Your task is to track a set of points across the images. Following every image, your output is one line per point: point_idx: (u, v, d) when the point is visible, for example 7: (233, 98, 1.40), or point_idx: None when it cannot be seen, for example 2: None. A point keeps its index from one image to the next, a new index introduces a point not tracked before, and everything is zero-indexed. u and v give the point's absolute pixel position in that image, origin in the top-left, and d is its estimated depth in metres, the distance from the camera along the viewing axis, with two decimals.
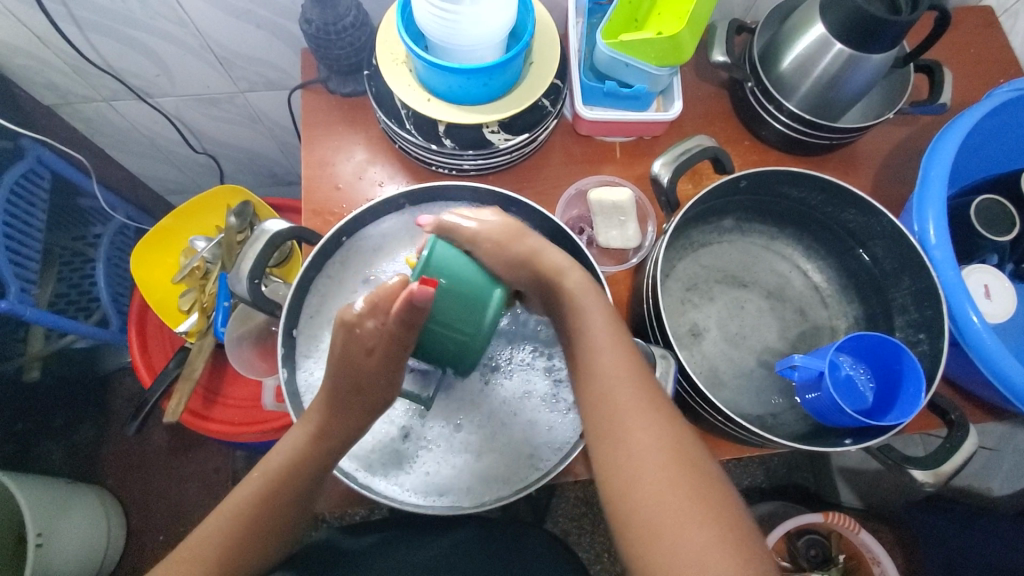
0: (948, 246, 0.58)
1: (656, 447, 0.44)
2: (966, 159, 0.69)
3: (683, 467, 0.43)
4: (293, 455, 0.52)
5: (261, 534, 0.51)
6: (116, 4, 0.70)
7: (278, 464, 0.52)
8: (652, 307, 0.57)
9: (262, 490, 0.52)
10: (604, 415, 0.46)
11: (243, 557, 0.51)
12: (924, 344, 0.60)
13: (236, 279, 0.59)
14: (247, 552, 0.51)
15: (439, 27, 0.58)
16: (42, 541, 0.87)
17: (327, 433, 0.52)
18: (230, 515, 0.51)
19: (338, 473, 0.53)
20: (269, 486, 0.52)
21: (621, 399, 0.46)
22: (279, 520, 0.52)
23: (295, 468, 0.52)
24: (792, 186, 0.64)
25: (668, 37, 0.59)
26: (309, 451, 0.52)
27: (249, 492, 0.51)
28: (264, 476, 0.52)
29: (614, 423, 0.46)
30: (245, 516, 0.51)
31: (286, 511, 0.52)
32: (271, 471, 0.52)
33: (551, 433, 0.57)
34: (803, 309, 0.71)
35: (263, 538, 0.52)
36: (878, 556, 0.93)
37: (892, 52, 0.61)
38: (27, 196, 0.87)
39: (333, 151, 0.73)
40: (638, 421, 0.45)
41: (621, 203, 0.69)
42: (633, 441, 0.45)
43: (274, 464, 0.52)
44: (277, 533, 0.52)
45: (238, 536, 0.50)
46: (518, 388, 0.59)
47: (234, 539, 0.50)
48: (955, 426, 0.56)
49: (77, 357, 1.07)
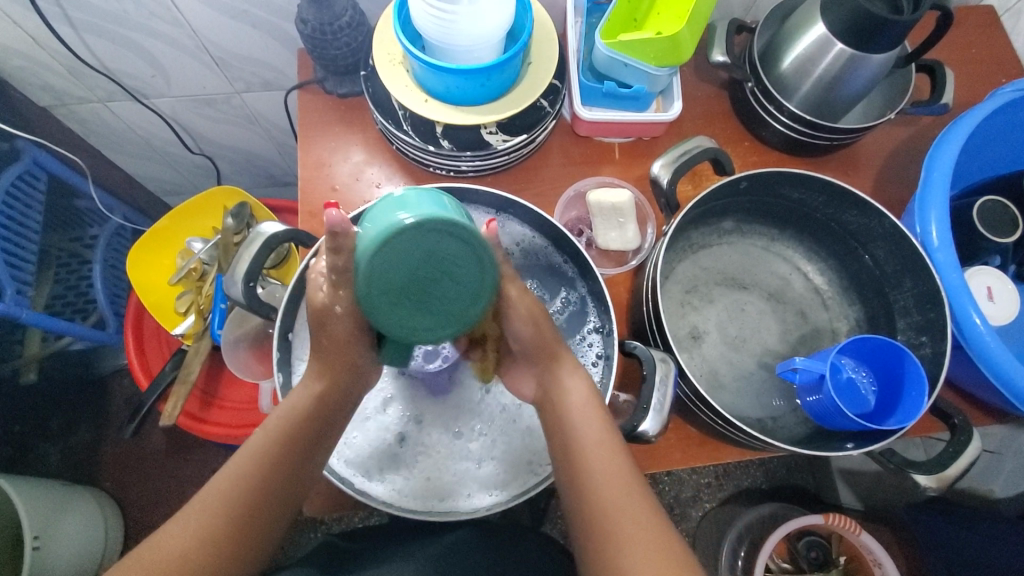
0: (951, 248, 0.57)
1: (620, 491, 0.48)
2: (968, 159, 0.69)
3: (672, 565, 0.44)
4: (299, 411, 0.51)
5: (271, 497, 0.49)
6: (110, 4, 0.70)
7: (278, 426, 0.50)
8: (652, 310, 0.56)
9: (265, 449, 0.49)
10: (592, 513, 0.48)
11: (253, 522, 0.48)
12: (926, 347, 0.60)
13: (230, 282, 0.58)
14: (256, 516, 0.48)
15: (436, 28, 0.57)
16: (38, 545, 0.86)
17: (327, 388, 0.52)
18: (235, 479, 0.48)
19: (331, 475, 0.54)
20: (272, 452, 0.49)
21: (606, 493, 0.48)
22: (285, 488, 0.50)
23: (298, 422, 0.50)
24: (792, 188, 0.64)
25: (667, 37, 0.58)
26: (310, 409, 0.51)
27: (254, 455, 0.49)
28: (266, 437, 0.50)
29: (605, 524, 0.47)
30: (253, 479, 0.48)
31: (292, 470, 0.50)
32: (273, 433, 0.50)
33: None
34: (804, 311, 0.70)
35: (272, 499, 0.49)
36: (880, 558, 0.91)
37: (894, 52, 0.60)
38: (23, 197, 0.86)
39: (329, 152, 0.73)
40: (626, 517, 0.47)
41: (619, 205, 0.68)
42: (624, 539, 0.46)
43: (276, 422, 0.50)
44: (285, 497, 0.50)
45: (248, 499, 0.48)
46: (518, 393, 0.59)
47: (240, 500, 0.47)
48: (958, 431, 0.55)
49: (74, 359, 1.07)
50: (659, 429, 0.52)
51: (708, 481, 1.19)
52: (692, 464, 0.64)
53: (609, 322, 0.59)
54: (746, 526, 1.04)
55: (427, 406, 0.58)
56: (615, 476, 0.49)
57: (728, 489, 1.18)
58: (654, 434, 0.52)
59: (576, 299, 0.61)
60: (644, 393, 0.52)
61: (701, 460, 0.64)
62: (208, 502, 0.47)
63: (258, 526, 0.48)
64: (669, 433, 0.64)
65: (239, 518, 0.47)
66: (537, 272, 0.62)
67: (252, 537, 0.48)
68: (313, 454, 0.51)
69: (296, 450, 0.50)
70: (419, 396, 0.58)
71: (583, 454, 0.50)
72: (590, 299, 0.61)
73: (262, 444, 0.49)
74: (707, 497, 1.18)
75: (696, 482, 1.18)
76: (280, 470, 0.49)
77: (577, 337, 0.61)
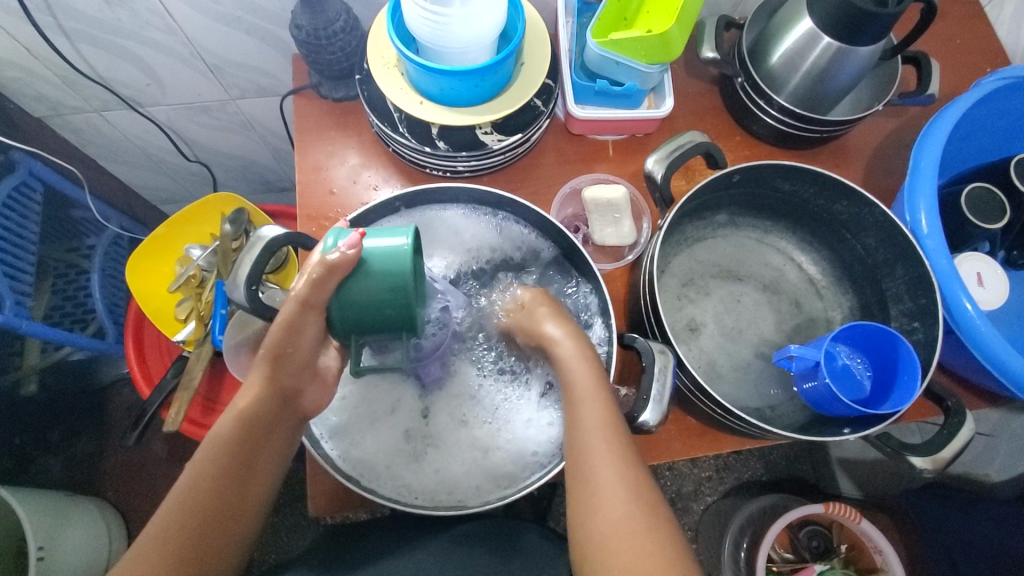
0: (940, 236, 0.59)
1: (601, 420, 0.49)
2: (956, 148, 0.70)
3: (640, 513, 0.46)
4: (226, 433, 0.49)
5: (216, 516, 0.47)
6: (103, 13, 0.70)
7: (206, 458, 0.48)
8: (650, 304, 0.57)
9: (198, 474, 0.48)
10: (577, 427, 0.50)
11: (208, 540, 0.47)
12: (918, 333, 0.61)
13: (232, 286, 0.58)
14: (208, 536, 0.47)
15: (430, 31, 0.59)
16: (43, 555, 0.87)
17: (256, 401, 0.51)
18: (171, 512, 0.47)
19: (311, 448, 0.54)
20: (207, 476, 0.48)
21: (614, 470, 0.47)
22: (227, 505, 0.48)
23: (224, 445, 0.49)
24: (785, 180, 0.65)
25: (658, 35, 0.60)
26: (236, 430, 0.49)
27: (192, 483, 0.48)
28: (195, 484, 0.48)
29: (583, 461, 0.48)
30: (191, 507, 0.47)
31: (226, 489, 0.48)
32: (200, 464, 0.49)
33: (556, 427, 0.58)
34: (798, 301, 0.71)
35: (219, 517, 0.48)
36: (879, 544, 0.92)
37: (880, 44, 0.61)
38: (19, 208, 0.87)
39: (327, 155, 0.73)
40: (609, 470, 0.47)
41: (614, 201, 0.69)
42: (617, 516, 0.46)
43: (204, 452, 0.49)
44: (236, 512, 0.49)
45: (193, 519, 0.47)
46: (525, 383, 0.60)
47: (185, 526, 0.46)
48: (952, 413, 0.56)
49: (74, 370, 1.07)
50: (660, 419, 0.52)
51: (708, 475, 1.21)
52: (692, 454, 0.65)
53: (610, 315, 0.58)
54: (747, 518, 1.05)
55: (434, 397, 0.59)
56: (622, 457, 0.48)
57: (729, 481, 1.20)
58: (654, 424, 0.52)
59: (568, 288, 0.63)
60: (643, 383, 0.52)
61: (701, 450, 0.65)
62: (156, 535, 0.46)
63: (215, 539, 0.47)
64: (669, 424, 0.65)
65: (189, 536, 0.46)
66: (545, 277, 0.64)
67: (215, 551, 0.47)
68: (248, 470, 0.50)
69: (232, 475, 0.49)
70: (415, 386, 0.59)
71: (590, 440, 0.49)
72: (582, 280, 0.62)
73: (189, 479, 0.48)
74: (708, 490, 1.19)
75: (697, 476, 1.20)
76: (221, 497, 0.48)
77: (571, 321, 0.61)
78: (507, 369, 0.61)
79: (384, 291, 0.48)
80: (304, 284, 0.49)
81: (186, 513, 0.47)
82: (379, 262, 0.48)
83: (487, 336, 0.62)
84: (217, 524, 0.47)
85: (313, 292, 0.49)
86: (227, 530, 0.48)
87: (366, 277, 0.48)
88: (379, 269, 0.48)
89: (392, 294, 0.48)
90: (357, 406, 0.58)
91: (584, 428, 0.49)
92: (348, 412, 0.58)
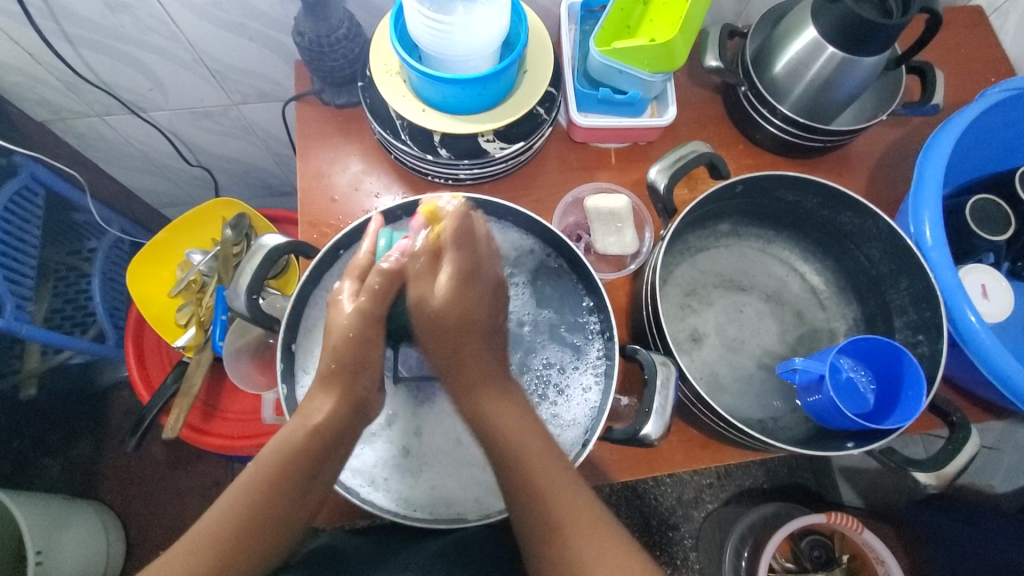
0: (945, 248, 0.58)
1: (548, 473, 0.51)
2: (960, 159, 0.70)
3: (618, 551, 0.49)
4: (296, 441, 0.51)
5: (273, 518, 0.48)
6: (106, 19, 0.70)
7: (272, 458, 0.50)
8: (652, 314, 0.57)
9: (262, 472, 0.50)
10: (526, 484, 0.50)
11: (258, 538, 0.48)
12: (923, 345, 0.60)
13: (233, 295, 0.58)
14: (260, 534, 0.48)
15: (435, 39, 0.58)
16: (41, 559, 0.86)
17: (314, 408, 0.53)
18: (219, 518, 0.48)
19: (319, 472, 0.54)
20: (271, 474, 0.50)
21: (563, 501, 0.50)
22: (284, 509, 0.49)
23: (292, 450, 0.51)
24: (787, 190, 0.64)
25: (661, 44, 0.59)
26: (300, 438, 0.51)
27: (254, 481, 0.49)
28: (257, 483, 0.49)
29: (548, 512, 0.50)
30: (236, 515, 0.48)
31: (288, 490, 0.50)
32: (252, 472, 0.50)
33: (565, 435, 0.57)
34: (802, 312, 0.71)
35: (274, 518, 0.49)
36: (883, 556, 0.92)
37: (884, 54, 0.61)
38: (21, 211, 0.87)
39: (328, 162, 0.73)
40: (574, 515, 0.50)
41: (617, 210, 0.68)
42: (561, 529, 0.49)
43: (271, 453, 0.51)
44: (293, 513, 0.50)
45: (247, 517, 0.48)
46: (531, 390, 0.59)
47: (241, 519, 0.48)
48: (957, 428, 0.56)
49: (75, 373, 1.07)
50: (663, 432, 0.52)
51: (710, 482, 1.20)
52: (694, 466, 0.65)
53: (611, 325, 0.58)
54: (749, 527, 1.04)
55: (432, 412, 0.58)
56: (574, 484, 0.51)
57: (730, 489, 1.19)
58: (657, 438, 0.52)
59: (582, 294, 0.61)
60: (645, 396, 0.52)
61: (703, 462, 0.65)
62: (209, 531, 0.47)
63: (263, 539, 0.48)
64: (672, 436, 0.65)
65: (239, 534, 0.47)
66: (561, 281, 0.62)
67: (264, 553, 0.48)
68: (311, 477, 0.51)
69: (294, 481, 0.50)
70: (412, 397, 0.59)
71: (532, 466, 0.51)
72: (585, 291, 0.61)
73: (253, 478, 0.50)
74: (709, 497, 1.19)
75: (698, 484, 1.19)
76: (268, 510, 0.48)
77: (576, 327, 0.60)
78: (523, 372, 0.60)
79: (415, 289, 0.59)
80: (370, 301, 0.55)
81: (244, 509, 0.48)
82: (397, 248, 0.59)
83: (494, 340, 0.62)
84: (253, 541, 0.47)
85: (375, 305, 0.56)
86: (281, 531, 0.49)
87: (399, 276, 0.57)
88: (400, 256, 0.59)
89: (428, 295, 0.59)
90: None
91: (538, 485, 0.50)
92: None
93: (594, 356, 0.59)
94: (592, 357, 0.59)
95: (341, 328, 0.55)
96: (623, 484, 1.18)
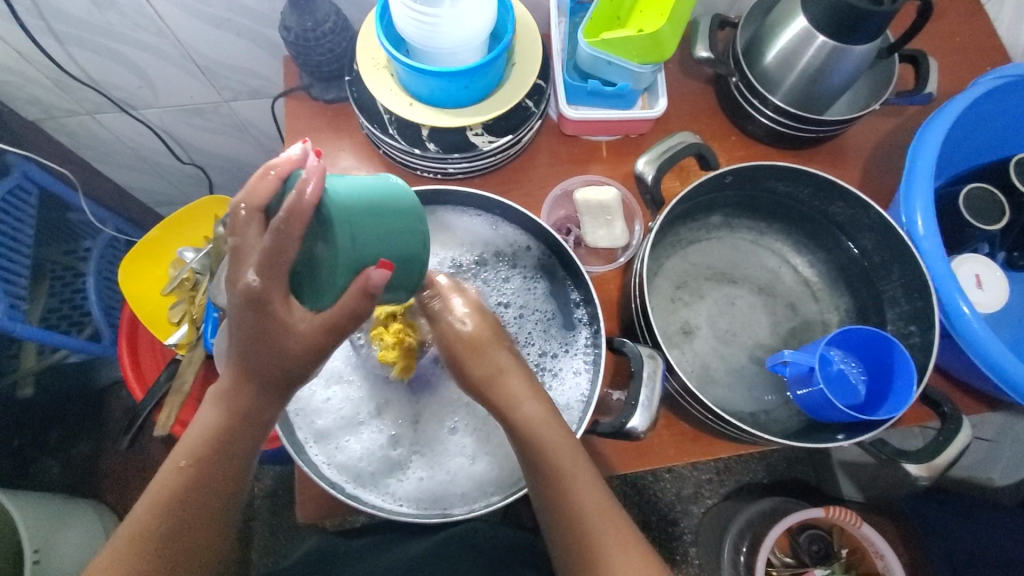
0: (937, 238, 0.58)
1: (568, 465, 0.47)
2: (954, 148, 0.69)
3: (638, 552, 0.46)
4: (213, 425, 0.46)
5: (200, 509, 0.46)
6: (93, 16, 0.70)
7: (193, 445, 0.46)
8: (640, 308, 0.56)
9: (183, 464, 0.46)
10: (548, 483, 0.47)
11: (194, 530, 0.46)
12: (915, 337, 0.60)
13: (216, 290, 0.58)
14: (194, 527, 0.46)
15: (419, 30, 0.58)
16: (39, 559, 0.86)
17: (233, 400, 0.46)
18: (154, 508, 0.45)
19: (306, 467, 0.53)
20: (193, 466, 0.46)
21: (586, 503, 0.47)
22: (214, 499, 0.47)
23: (212, 439, 0.46)
24: (779, 181, 0.64)
25: (648, 35, 0.59)
26: (217, 423, 0.46)
27: (175, 476, 0.46)
28: (177, 474, 0.46)
29: (571, 512, 0.47)
30: (163, 515, 0.45)
31: (215, 477, 0.46)
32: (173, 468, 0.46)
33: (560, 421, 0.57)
34: (794, 304, 0.70)
35: (203, 509, 0.46)
36: (880, 549, 0.91)
37: (875, 42, 0.60)
38: (13, 211, 0.87)
39: (317, 157, 0.73)
40: (598, 516, 0.47)
41: (606, 202, 0.68)
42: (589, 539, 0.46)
43: (190, 444, 0.46)
44: (224, 495, 0.47)
45: (173, 517, 0.45)
46: None
47: (166, 519, 0.45)
48: (948, 419, 0.55)
49: (71, 372, 1.07)
50: (649, 425, 0.52)
51: (709, 477, 1.19)
52: (685, 460, 0.64)
53: (598, 320, 0.58)
54: (747, 522, 1.04)
55: (420, 403, 0.59)
56: (593, 486, 0.48)
57: (729, 484, 1.18)
58: (644, 430, 0.52)
59: (563, 284, 0.61)
60: (632, 389, 0.52)
61: (695, 455, 0.64)
62: (134, 535, 0.44)
63: (198, 531, 0.46)
64: (662, 430, 0.64)
65: (169, 532, 0.45)
66: (542, 274, 0.62)
67: (201, 542, 0.46)
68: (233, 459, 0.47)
69: (215, 469, 0.46)
70: (400, 391, 0.59)
71: (555, 463, 0.47)
72: (569, 281, 0.61)
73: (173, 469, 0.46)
74: (708, 493, 1.18)
75: (697, 479, 1.18)
76: (196, 504, 0.46)
77: (564, 319, 0.61)
78: None
79: (396, 268, 0.42)
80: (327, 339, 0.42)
81: (168, 506, 0.45)
82: (348, 235, 0.39)
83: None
84: (186, 539, 0.45)
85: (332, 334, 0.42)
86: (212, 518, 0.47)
87: (354, 264, 0.40)
88: (353, 242, 0.39)
89: (411, 264, 0.43)
90: (345, 410, 0.58)
91: (560, 484, 0.47)
92: (336, 421, 0.57)
93: (582, 348, 0.59)
94: (580, 349, 0.59)
95: (290, 351, 0.43)
96: (622, 479, 1.17)
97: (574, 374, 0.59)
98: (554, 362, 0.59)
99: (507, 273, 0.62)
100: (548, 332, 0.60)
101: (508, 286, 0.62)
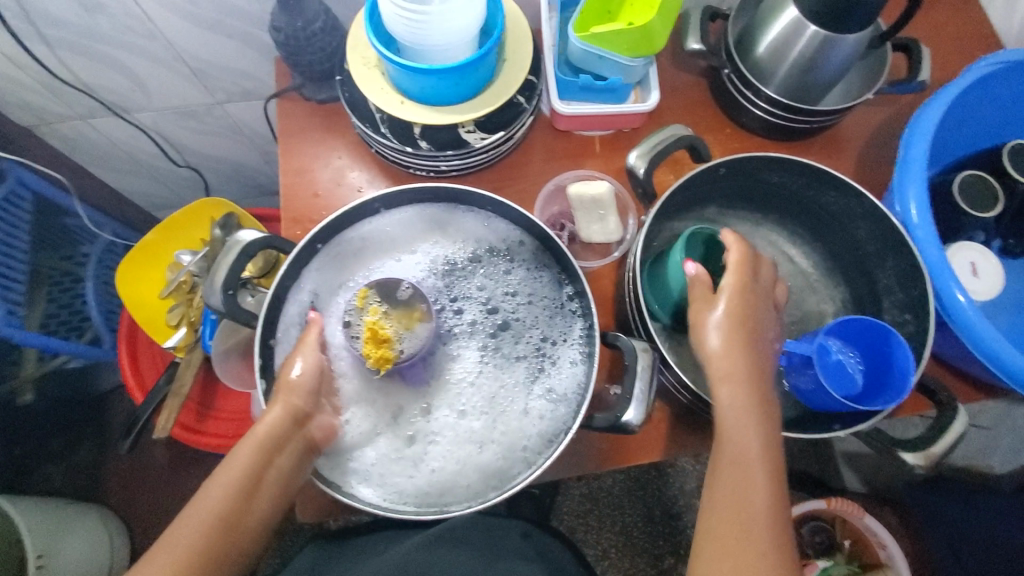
0: (931, 226, 0.58)
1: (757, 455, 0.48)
2: (948, 137, 0.68)
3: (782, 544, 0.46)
4: (272, 433, 0.52)
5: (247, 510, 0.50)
6: (83, 19, 0.70)
7: (252, 451, 0.51)
8: (635, 303, 0.56)
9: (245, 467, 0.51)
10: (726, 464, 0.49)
11: (241, 527, 0.50)
12: (910, 325, 0.60)
13: (209, 291, 0.59)
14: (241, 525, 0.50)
15: (408, 28, 0.58)
16: (43, 563, 0.87)
17: (296, 411, 0.53)
18: (221, 502, 0.49)
19: (318, 482, 0.54)
20: (248, 470, 0.51)
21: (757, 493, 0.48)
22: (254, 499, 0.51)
23: (272, 446, 0.52)
24: (771, 171, 0.63)
25: (638, 27, 0.59)
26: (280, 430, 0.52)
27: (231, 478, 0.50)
28: (233, 475, 0.51)
29: (736, 497, 0.48)
30: (216, 512, 0.49)
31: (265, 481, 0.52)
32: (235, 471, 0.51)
33: (563, 410, 0.58)
34: (790, 295, 0.70)
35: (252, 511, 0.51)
36: (884, 540, 0.91)
37: (867, 31, 0.60)
38: (10, 216, 0.87)
39: (311, 158, 0.73)
40: (762, 505, 0.47)
41: (600, 197, 0.67)
42: (761, 523, 0.46)
43: (252, 448, 0.52)
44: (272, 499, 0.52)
45: (222, 516, 0.49)
46: (525, 369, 0.60)
47: (221, 516, 0.49)
48: (944, 407, 0.55)
49: (71, 377, 1.07)
50: (643, 418, 0.52)
51: None
52: (684, 452, 0.64)
53: (592, 317, 0.58)
54: None
55: (426, 393, 0.59)
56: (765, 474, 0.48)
57: None
58: (638, 423, 0.52)
59: (556, 274, 0.61)
60: (626, 383, 0.52)
61: (695, 448, 0.64)
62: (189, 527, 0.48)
63: (241, 532, 0.50)
64: (660, 423, 0.64)
65: (218, 529, 0.49)
66: (535, 266, 0.62)
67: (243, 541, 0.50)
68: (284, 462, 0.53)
69: (263, 476, 0.52)
70: (401, 388, 0.59)
71: (739, 444, 0.49)
72: (565, 277, 0.61)
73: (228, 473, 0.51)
74: None
75: (700, 473, 1.18)
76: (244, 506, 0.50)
77: (558, 309, 0.61)
78: (500, 350, 0.60)
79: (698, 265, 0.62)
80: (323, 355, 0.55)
81: (221, 504, 0.49)
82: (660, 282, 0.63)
83: (492, 321, 0.61)
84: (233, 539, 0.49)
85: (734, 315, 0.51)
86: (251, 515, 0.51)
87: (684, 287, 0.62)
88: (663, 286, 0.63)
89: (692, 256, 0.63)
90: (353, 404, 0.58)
91: (743, 466, 0.48)
92: (343, 428, 0.57)
93: (577, 338, 0.59)
94: (576, 340, 0.60)
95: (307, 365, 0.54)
96: (625, 474, 1.17)
97: (570, 361, 0.59)
98: (550, 352, 0.60)
99: (506, 265, 0.62)
100: (547, 318, 0.61)
101: (512, 277, 0.62)
